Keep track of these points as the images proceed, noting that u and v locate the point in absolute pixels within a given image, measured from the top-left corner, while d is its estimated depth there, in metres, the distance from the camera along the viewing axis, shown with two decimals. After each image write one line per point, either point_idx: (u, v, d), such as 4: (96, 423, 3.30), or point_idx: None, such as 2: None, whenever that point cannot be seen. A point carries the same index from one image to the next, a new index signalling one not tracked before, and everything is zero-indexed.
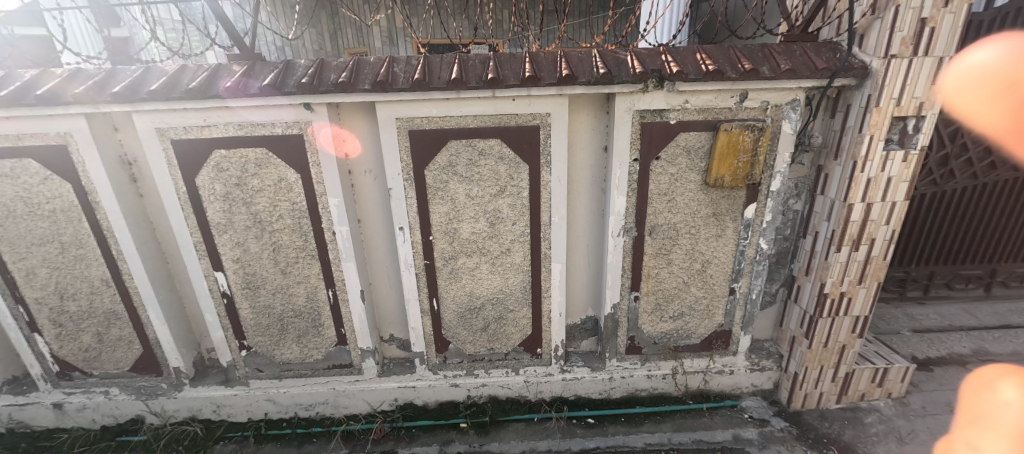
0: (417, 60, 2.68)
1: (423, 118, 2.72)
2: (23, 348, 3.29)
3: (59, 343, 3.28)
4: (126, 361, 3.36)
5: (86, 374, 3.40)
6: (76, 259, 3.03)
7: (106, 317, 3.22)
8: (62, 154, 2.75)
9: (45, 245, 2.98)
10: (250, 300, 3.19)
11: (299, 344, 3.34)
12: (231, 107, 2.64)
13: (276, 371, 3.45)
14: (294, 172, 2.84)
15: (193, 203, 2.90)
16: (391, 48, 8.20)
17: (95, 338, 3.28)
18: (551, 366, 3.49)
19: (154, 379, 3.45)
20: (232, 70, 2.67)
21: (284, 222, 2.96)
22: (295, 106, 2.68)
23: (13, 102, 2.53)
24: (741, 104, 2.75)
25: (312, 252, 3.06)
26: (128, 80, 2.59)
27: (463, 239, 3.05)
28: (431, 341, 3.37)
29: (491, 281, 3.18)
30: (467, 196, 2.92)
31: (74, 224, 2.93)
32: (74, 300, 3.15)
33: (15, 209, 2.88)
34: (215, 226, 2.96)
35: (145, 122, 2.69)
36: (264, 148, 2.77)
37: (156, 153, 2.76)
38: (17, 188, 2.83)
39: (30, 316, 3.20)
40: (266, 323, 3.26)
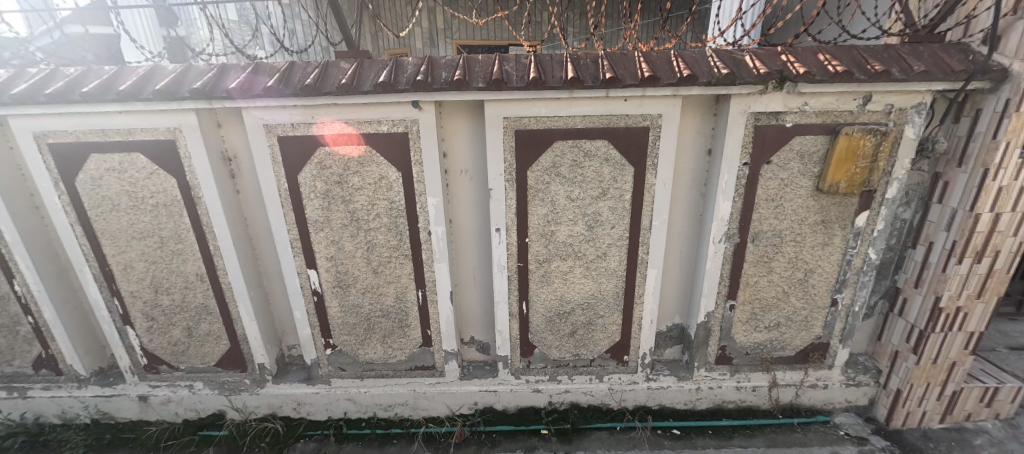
0: (527, 58, 2.63)
1: (532, 118, 2.67)
2: (114, 340, 3.32)
3: (149, 336, 3.31)
4: (212, 356, 3.37)
5: (172, 367, 3.42)
6: (174, 253, 3.05)
7: (198, 312, 3.23)
8: (170, 149, 2.77)
9: (146, 238, 3.01)
10: (339, 299, 3.16)
11: (384, 344, 3.30)
12: (342, 104, 2.62)
13: (357, 371, 3.42)
14: (395, 170, 2.80)
15: (292, 200, 2.89)
16: (431, 49, 7.89)
17: (185, 332, 3.29)
18: (637, 374, 3.38)
19: (238, 374, 3.45)
20: (341, 66, 2.64)
21: (380, 221, 2.93)
22: (403, 104, 2.64)
23: (131, 96, 2.54)
24: (863, 107, 2.64)
25: (405, 252, 3.01)
26: (242, 77, 2.58)
27: (559, 242, 2.97)
28: (516, 345, 3.29)
29: (583, 286, 3.10)
30: (568, 198, 2.85)
31: (175, 218, 2.95)
32: (168, 294, 3.17)
33: (120, 202, 2.91)
34: (312, 223, 2.94)
35: (254, 119, 2.69)
36: (368, 145, 2.74)
37: (261, 149, 2.76)
38: (123, 182, 2.85)
39: (124, 309, 3.23)
40: (352, 321, 3.23)
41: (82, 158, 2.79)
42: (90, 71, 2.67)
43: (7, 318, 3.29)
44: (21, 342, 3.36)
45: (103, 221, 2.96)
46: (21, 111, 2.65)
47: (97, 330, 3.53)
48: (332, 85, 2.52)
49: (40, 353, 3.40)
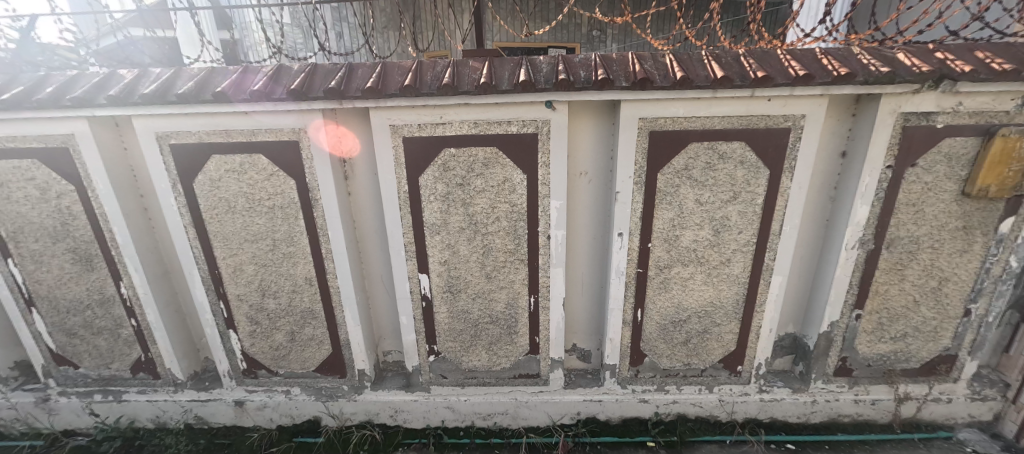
0: (665, 57, 2.54)
1: (668, 118, 2.57)
2: (216, 344, 3.28)
3: (251, 340, 3.26)
4: (313, 361, 3.31)
5: (271, 372, 3.36)
6: (285, 256, 3.00)
7: (303, 316, 3.17)
8: (293, 150, 2.72)
9: (258, 241, 2.96)
10: (449, 304, 3.07)
11: (490, 351, 3.20)
12: (474, 103, 2.55)
13: (458, 378, 3.31)
14: (520, 172, 2.72)
15: (411, 203, 2.81)
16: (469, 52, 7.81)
17: (287, 336, 3.23)
18: (749, 385, 3.24)
19: (336, 380, 3.38)
20: (472, 66, 2.58)
21: (499, 224, 2.84)
22: (536, 104, 2.56)
23: (263, 96, 2.49)
24: (1020, 107, 2.51)
25: (521, 256, 2.92)
26: (373, 77, 2.52)
27: (683, 248, 2.86)
28: (626, 354, 3.17)
29: (703, 293, 2.98)
30: (697, 201, 2.74)
31: (290, 221, 2.90)
32: (275, 298, 3.12)
33: (236, 204, 2.86)
34: (429, 226, 2.87)
35: (381, 119, 2.62)
36: (495, 147, 2.67)
37: (385, 150, 2.69)
38: (242, 184, 2.81)
39: (228, 313, 3.18)
40: (459, 327, 3.14)
41: (203, 159, 2.76)
42: (216, 71, 2.63)
43: (110, 321, 3.25)
44: (122, 345, 3.33)
45: (216, 223, 2.92)
46: (146, 111, 2.60)
47: (194, 333, 3.49)
48: (470, 84, 2.44)
49: (139, 356, 3.36)
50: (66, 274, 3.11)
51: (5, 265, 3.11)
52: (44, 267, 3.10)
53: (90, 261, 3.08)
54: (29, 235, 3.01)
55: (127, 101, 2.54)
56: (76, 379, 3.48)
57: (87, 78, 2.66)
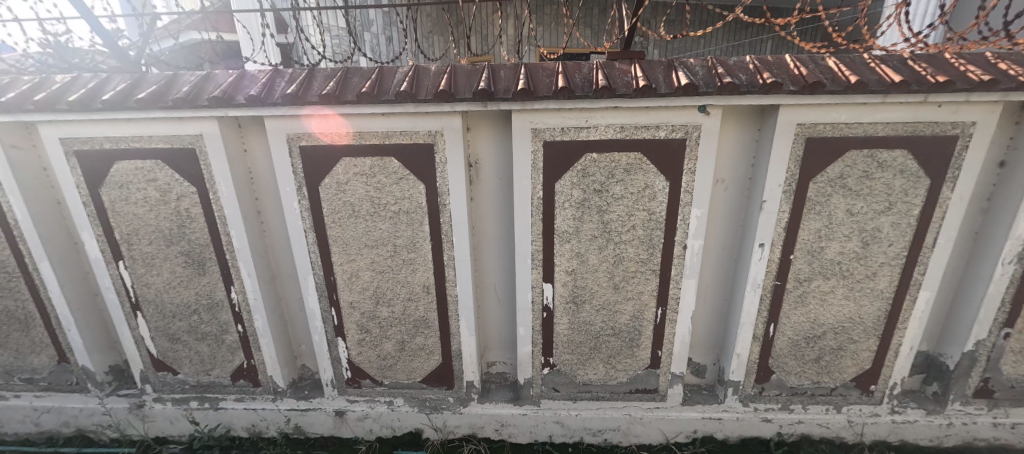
0: (826, 60, 2.41)
1: (829, 124, 2.44)
2: (322, 352, 3.17)
3: (359, 349, 3.15)
4: (421, 371, 3.18)
5: (375, 382, 3.24)
6: (405, 263, 2.89)
7: (416, 325, 3.05)
8: (426, 153, 2.63)
9: (379, 247, 2.86)
10: (570, 315, 2.95)
11: (608, 365, 3.06)
12: (624, 107, 2.44)
13: (571, 393, 3.17)
14: (664, 179, 2.60)
15: (544, 209, 2.70)
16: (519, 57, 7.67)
17: (397, 346, 3.12)
18: (880, 406, 3.08)
19: (442, 392, 3.24)
20: (620, 68, 2.48)
21: (634, 233, 2.73)
22: (688, 108, 2.45)
23: (408, 97, 2.41)
24: None
25: (653, 266, 2.79)
26: (521, 79, 2.44)
27: (827, 260, 2.72)
28: (753, 371, 3.02)
29: (842, 308, 2.83)
30: (848, 212, 2.61)
31: (414, 226, 2.80)
32: (388, 306, 3.01)
33: (360, 208, 2.77)
34: (560, 234, 2.75)
35: (523, 121, 2.53)
36: (640, 152, 2.56)
37: (523, 153, 2.59)
38: (369, 187, 2.72)
39: (339, 320, 3.07)
40: (578, 339, 3.01)
41: (333, 162, 2.68)
42: (351, 71, 2.57)
43: (215, 327, 3.16)
44: (225, 351, 3.23)
45: (338, 227, 2.82)
46: (283, 112, 2.53)
47: (294, 340, 3.39)
48: (625, 86, 2.34)
49: (241, 363, 3.26)
50: (177, 278, 3.03)
51: (116, 268, 3.03)
52: (155, 270, 3.02)
53: (202, 265, 3.00)
54: (143, 237, 2.94)
55: (266, 102, 2.46)
56: (172, 386, 3.36)
57: (217, 78, 2.60)
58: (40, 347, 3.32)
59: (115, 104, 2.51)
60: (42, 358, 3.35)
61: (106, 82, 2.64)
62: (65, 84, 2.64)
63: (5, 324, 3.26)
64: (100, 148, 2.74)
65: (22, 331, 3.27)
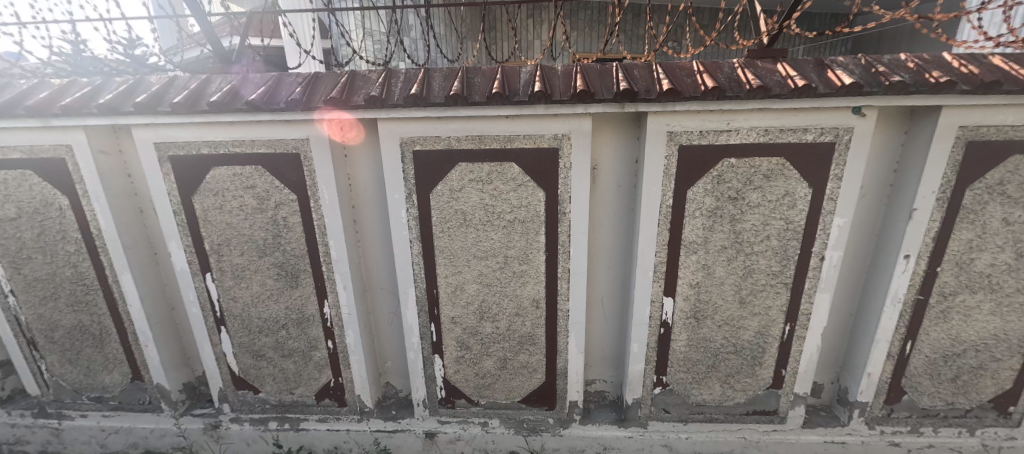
0: (991, 58, 2.24)
1: (992, 127, 2.28)
2: (416, 370, 2.97)
3: (456, 366, 2.95)
4: (521, 391, 2.97)
5: (471, 402, 3.03)
6: (515, 275, 2.71)
7: (520, 342, 2.86)
8: (550, 158, 2.46)
9: (489, 258, 2.68)
10: (690, 332, 2.75)
11: (726, 384, 2.85)
12: (772, 108, 2.28)
13: (683, 414, 2.95)
14: (806, 186, 2.43)
15: (672, 218, 2.53)
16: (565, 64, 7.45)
17: (497, 363, 2.92)
18: (1018, 429, 2.87)
19: (542, 413, 3.03)
20: (764, 67, 2.32)
21: (768, 243, 2.54)
22: (839, 110, 2.29)
23: (541, 98, 2.25)
24: None
25: (786, 279, 2.60)
26: (661, 78, 2.28)
27: (974, 273, 2.54)
28: (883, 391, 2.82)
29: (987, 324, 2.64)
30: (1004, 221, 2.42)
31: (528, 236, 2.62)
32: (493, 321, 2.82)
33: (472, 217, 2.60)
34: (686, 245, 2.57)
35: (658, 124, 2.36)
36: (783, 157, 2.38)
37: (656, 157, 2.42)
38: (484, 195, 2.55)
39: (438, 336, 2.88)
40: (696, 357, 2.81)
41: (448, 167, 2.51)
42: (472, 71, 2.42)
43: (304, 343, 2.97)
44: (311, 369, 3.03)
45: (446, 238, 2.65)
46: (402, 114, 2.37)
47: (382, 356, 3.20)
48: (779, 86, 2.18)
49: (328, 381, 3.06)
50: (267, 291, 2.85)
51: (202, 280, 2.85)
52: (244, 283, 2.84)
53: (295, 278, 2.82)
54: (235, 248, 2.76)
55: (386, 103, 2.31)
56: (252, 405, 3.17)
57: (328, 79, 2.46)
58: (113, 365, 3.12)
59: (222, 106, 2.35)
60: (114, 375, 3.16)
61: (206, 83, 2.49)
62: (164, 85, 2.49)
63: (79, 340, 3.07)
64: (197, 153, 2.58)
65: (96, 347, 3.09)
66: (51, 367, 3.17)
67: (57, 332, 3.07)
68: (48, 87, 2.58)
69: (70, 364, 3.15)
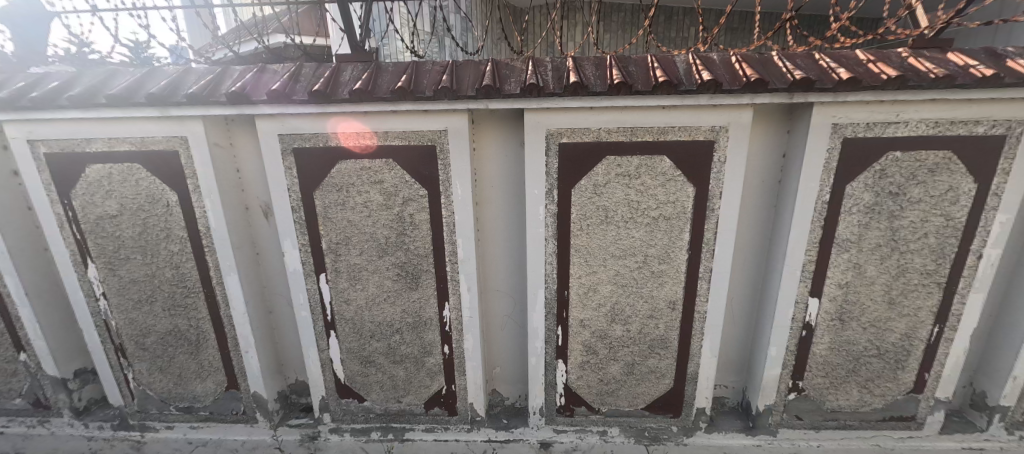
0: None
1: None
2: (536, 376, 2.81)
3: (579, 372, 2.80)
4: (646, 397, 2.83)
5: (591, 410, 2.87)
6: (653, 276, 2.58)
7: (650, 346, 2.72)
8: (705, 151, 2.35)
9: (627, 258, 2.55)
10: (833, 334, 2.64)
11: (864, 389, 2.74)
12: (949, 98, 2.18)
13: (815, 421, 2.83)
14: (972, 181, 2.33)
15: (827, 215, 2.42)
16: None
17: (624, 369, 2.77)
18: None
19: (666, 420, 2.88)
20: (934, 56, 2.23)
21: (925, 241, 2.44)
22: (1016, 101, 2.20)
23: (711, 87, 2.13)
24: None
25: (939, 279, 2.50)
26: (832, 66, 2.18)
27: None
28: None
29: None
30: None
31: (672, 234, 2.49)
32: (624, 324, 2.68)
33: (615, 214, 2.47)
34: (839, 242, 2.46)
35: (824, 116, 2.26)
36: (951, 150, 2.28)
37: (819, 151, 2.31)
38: (630, 191, 2.43)
39: (564, 340, 2.73)
40: (836, 361, 2.69)
41: (595, 161, 2.39)
42: (626, 60, 2.31)
43: (418, 348, 2.80)
44: (423, 376, 2.86)
45: (584, 236, 2.52)
46: (555, 103, 2.24)
47: (492, 362, 3.03)
48: (962, 75, 2.09)
49: (440, 389, 2.89)
50: (384, 293, 2.69)
51: (315, 281, 2.69)
52: (360, 284, 2.68)
53: (416, 278, 2.65)
54: (355, 247, 2.61)
55: (545, 92, 2.18)
56: (355, 414, 2.99)
57: (469, 67, 2.34)
58: (207, 372, 2.93)
59: (364, 94, 2.22)
60: (207, 384, 2.96)
61: (339, 71, 2.36)
62: (292, 74, 2.35)
63: (173, 346, 2.88)
64: (323, 145, 2.43)
65: (190, 354, 2.89)
66: (139, 376, 2.97)
67: (149, 338, 2.87)
68: (163, 75, 2.41)
69: (159, 372, 2.95)
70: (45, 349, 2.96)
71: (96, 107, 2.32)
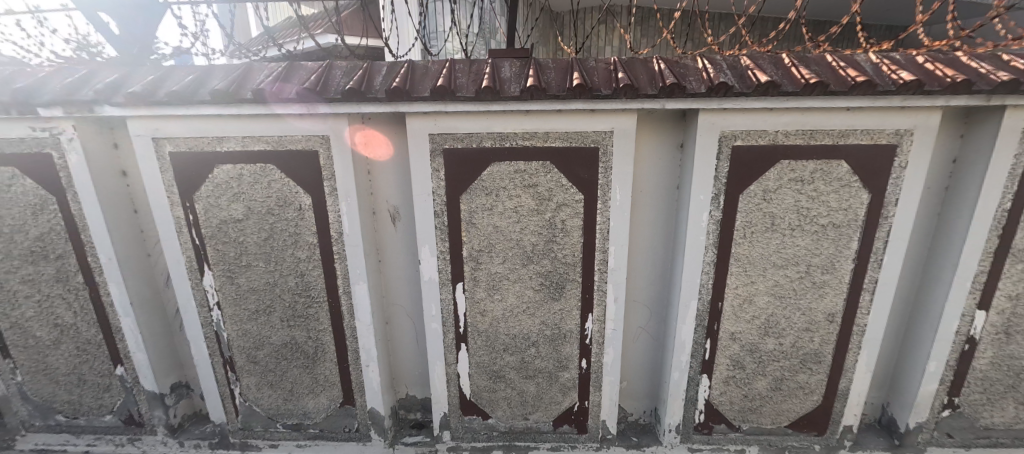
0: None
1: None
2: (677, 392, 2.66)
3: (723, 388, 2.65)
4: (791, 415, 2.69)
5: (732, 427, 2.73)
6: (815, 287, 2.45)
7: (802, 361, 2.58)
8: (885, 155, 2.23)
9: (788, 268, 2.42)
10: (995, 348, 2.52)
11: (1021, 406, 2.62)
12: None
13: (966, 439, 2.71)
14: None
15: (1005, 223, 2.30)
16: None
17: (771, 384, 2.63)
18: None
19: (810, 439, 2.74)
20: None
21: None
22: None
23: (910, 88, 2.02)
24: None
25: None
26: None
27: None
28: None
29: None
30: None
31: (840, 243, 2.37)
32: (777, 338, 2.54)
33: (781, 221, 2.34)
34: (1014, 253, 2.35)
35: (1018, 119, 2.14)
36: None
37: (1007, 155, 2.20)
38: (801, 196, 2.30)
39: (711, 354, 2.58)
40: (996, 377, 2.57)
41: (767, 165, 2.26)
42: (804, 60, 2.19)
43: (553, 362, 2.64)
44: (556, 391, 2.70)
45: (746, 244, 2.38)
46: (737, 104, 2.12)
47: (625, 377, 2.87)
48: None
49: (571, 405, 2.73)
50: (523, 304, 2.53)
51: (450, 291, 2.52)
52: (499, 294, 2.52)
53: (560, 288, 2.50)
54: (498, 255, 2.45)
55: (731, 91, 2.06)
56: (477, 432, 2.81)
57: (638, 65, 2.21)
58: (322, 387, 2.75)
59: (536, 91, 2.07)
60: (319, 400, 2.78)
61: (498, 68, 2.22)
62: (449, 70, 2.20)
63: (287, 359, 2.70)
64: (477, 146, 2.28)
65: (305, 368, 2.71)
66: (246, 391, 2.77)
67: (262, 351, 2.68)
68: (306, 70, 2.25)
69: (269, 387, 2.76)
70: (145, 363, 2.75)
71: (240, 103, 2.15)
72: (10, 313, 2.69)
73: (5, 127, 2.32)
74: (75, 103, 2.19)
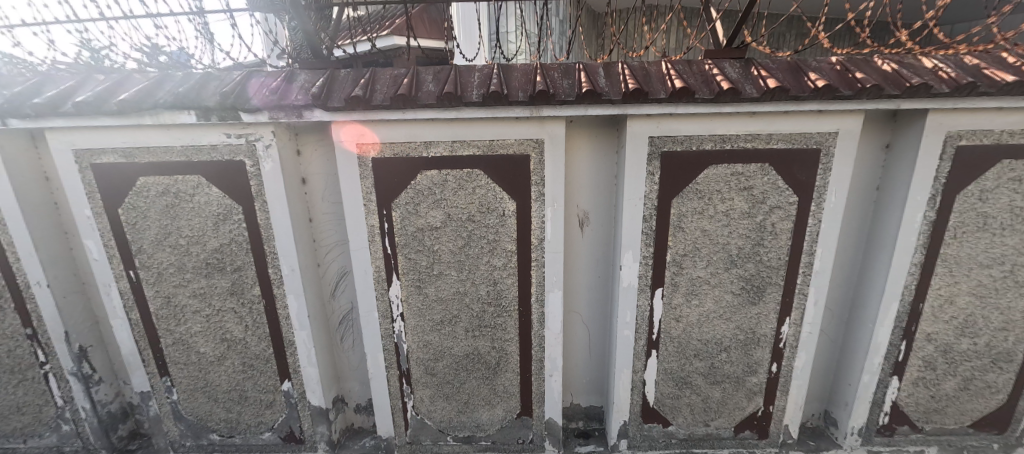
0: None
1: None
2: (865, 394, 2.63)
3: (911, 390, 2.63)
4: (974, 414, 2.68)
5: (914, 428, 2.71)
6: (1017, 286, 2.43)
7: (993, 360, 2.57)
8: None
9: (993, 268, 2.40)
10: None
11: None
12: None
13: None
14: None
15: None
16: None
17: (959, 385, 2.62)
18: None
19: (989, 438, 2.74)
20: None
21: None
22: None
23: None
24: None
25: None
26: None
27: None
28: None
29: None
30: None
31: None
32: (972, 338, 2.53)
33: (994, 221, 2.32)
34: None
35: None
36: None
37: None
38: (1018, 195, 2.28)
39: (904, 355, 2.56)
40: None
41: (989, 164, 2.23)
42: None
43: (742, 367, 2.60)
44: (741, 397, 2.66)
45: (955, 245, 2.36)
46: (973, 104, 2.09)
47: (813, 380, 2.83)
48: None
49: (755, 410, 2.68)
50: (720, 309, 2.48)
51: (647, 297, 2.46)
52: (696, 300, 2.47)
53: (760, 292, 2.45)
54: (702, 259, 2.39)
55: (975, 90, 2.02)
56: (656, 440, 2.76)
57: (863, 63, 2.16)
58: (499, 399, 2.66)
59: (778, 91, 2.02)
60: (495, 412, 2.69)
61: (721, 67, 2.16)
62: (674, 70, 2.14)
63: (467, 370, 2.61)
64: (697, 148, 2.21)
65: (485, 379, 2.62)
66: (419, 404, 2.68)
67: (441, 363, 2.59)
68: (519, 70, 2.17)
69: (444, 399, 2.66)
70: (316, 378, 2.64)
71: (463, 106, 2.06)
72: (173, 329, 2.55)
73: (196, 134, 2.18)
74: (285, 108, 2.07)
